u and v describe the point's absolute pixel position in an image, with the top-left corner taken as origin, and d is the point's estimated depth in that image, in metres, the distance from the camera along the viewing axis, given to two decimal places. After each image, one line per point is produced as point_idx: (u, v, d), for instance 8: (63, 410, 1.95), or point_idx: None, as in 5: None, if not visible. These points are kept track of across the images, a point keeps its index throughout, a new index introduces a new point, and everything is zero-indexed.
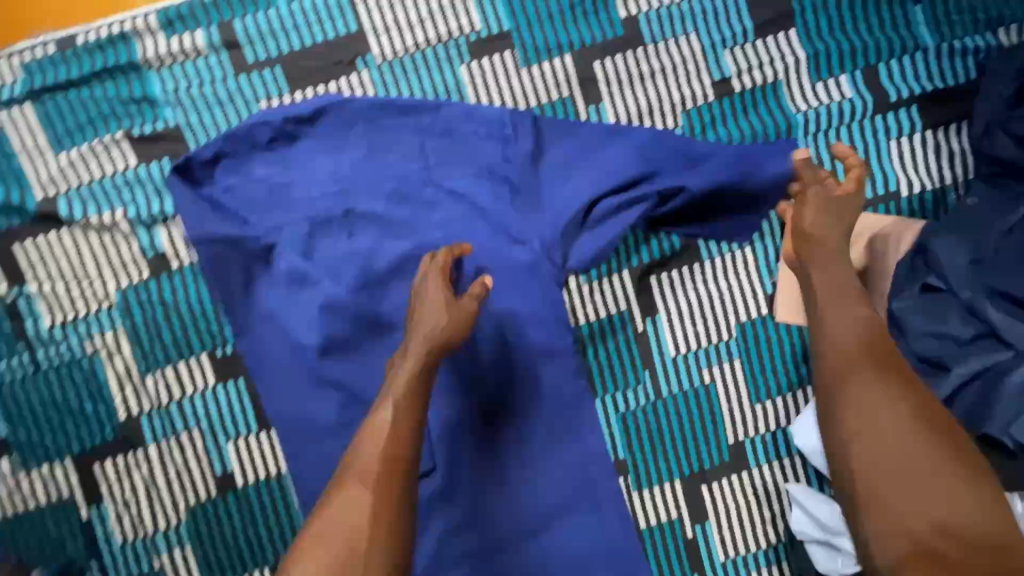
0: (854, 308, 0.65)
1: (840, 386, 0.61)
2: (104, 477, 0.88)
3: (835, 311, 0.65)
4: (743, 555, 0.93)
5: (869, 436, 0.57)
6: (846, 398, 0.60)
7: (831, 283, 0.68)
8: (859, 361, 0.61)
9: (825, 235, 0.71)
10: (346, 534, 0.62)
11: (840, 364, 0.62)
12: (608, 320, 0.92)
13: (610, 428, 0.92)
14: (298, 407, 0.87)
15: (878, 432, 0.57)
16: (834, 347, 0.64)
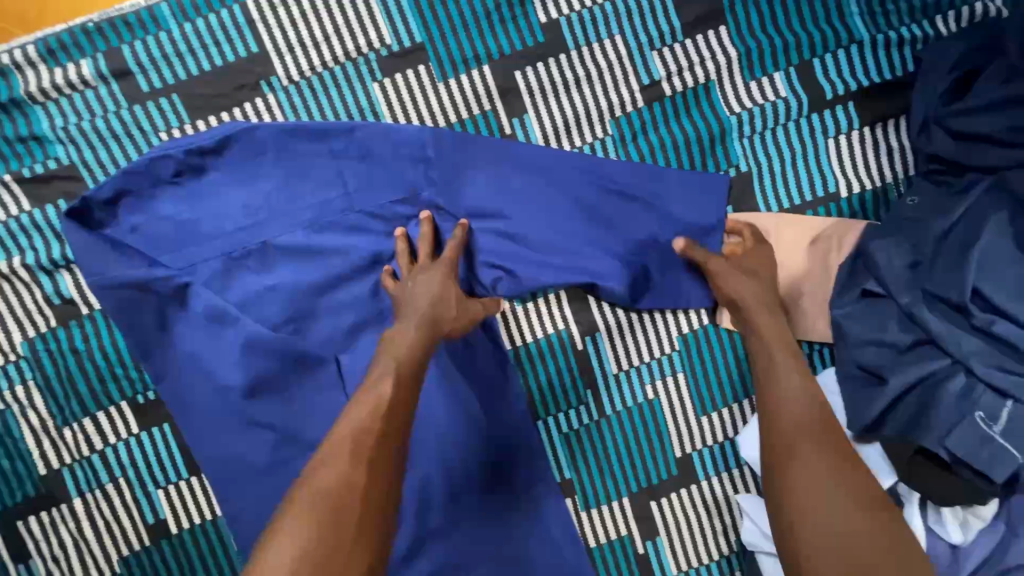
0: (795, 375, 0.71)
1: (791, 446, 0.64)
2: (31, 535, 0.84)
3: (783, 377, 0.71)
4: (696, 568, 0.91)
5: (809, 495, 0.58)
6: (789, 458, 0.62)
7: (776, 348, 0.74)
8: (799, 422, 0.66)
9: (748, 298, 0.78)
10: (338, 500, 0.56)
11: (787, 428, 0.65)
12: (547, 341, 0.88)
13: (555, 449, 0.90)
14: (226, 452, 0.84)
15: (819, 488, 0.59)
16: (777, 413, 0.68)
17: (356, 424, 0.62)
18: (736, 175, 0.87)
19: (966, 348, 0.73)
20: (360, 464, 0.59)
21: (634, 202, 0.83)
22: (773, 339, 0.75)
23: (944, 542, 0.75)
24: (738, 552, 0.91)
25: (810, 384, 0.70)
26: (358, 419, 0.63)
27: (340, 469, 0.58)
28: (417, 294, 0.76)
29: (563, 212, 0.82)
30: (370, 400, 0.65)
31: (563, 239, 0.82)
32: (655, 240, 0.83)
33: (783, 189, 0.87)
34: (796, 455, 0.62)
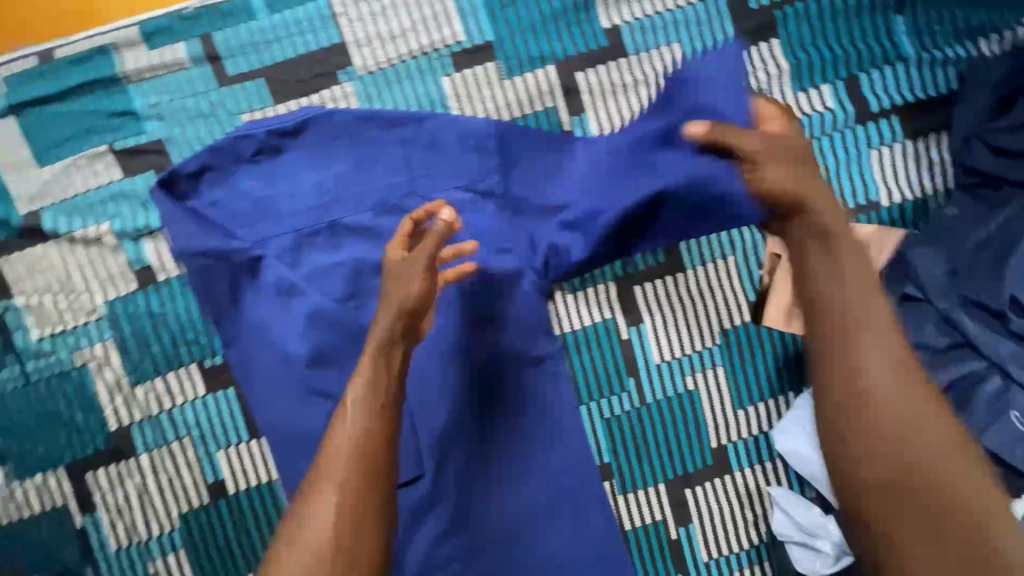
0: (859, 290, 0.54)
1: (866, 377, 0.51)
2: (98, 486, 0.89)
3: (845, 298, 0.54)
4: (726, 556, 0.95)
5: (901, 436, 0.50)
6: (874, 399, 0.51)
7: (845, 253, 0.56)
8: (884, 354, 0.52)
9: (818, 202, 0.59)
10: (346, 486, 0.58)
11: (863, 368, 0.52)
12: (594, 329, 0.93)
13: (596, 433, 0.94)
14: (286, 419, 0.87)
15: (896, 430, 0.50)
16: (845, 335, 0.53)
17: (342, 452, 0.60)
18: None
19: (1001, 352, 0.77)
20: (349, 496, 0.57)
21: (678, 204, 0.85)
22: (815, 252, 0.57)
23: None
24: (767, 542, 0.94)
25: (882, 299, 0.54)
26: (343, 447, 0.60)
27: (331, 506, 0.57)
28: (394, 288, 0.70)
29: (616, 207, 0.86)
30: (352, 421, 0.61)
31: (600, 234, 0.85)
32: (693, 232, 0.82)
33: (828, 195, 0.91)
34: (883, 400, 0.51)
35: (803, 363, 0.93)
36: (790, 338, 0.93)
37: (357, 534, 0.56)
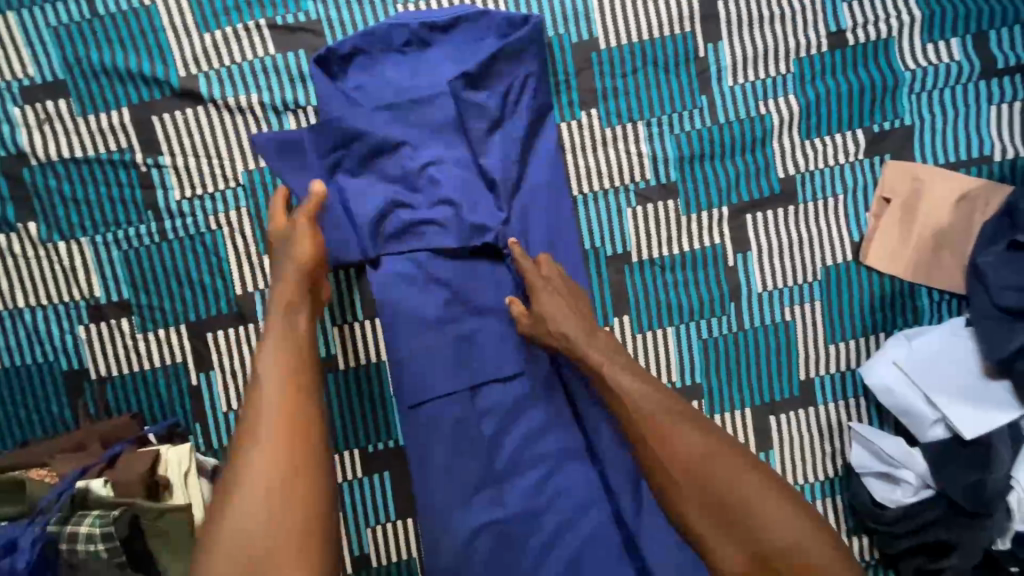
0: (621, 363, 0.83)
1: (637, 403, 0.80)
2: (216, 347, 0.92)
3: (605, 361, 0.84)
4: (801, 485, 0.99)
5: (699, 466, 0.74)
6: (658, 433, 0.77)
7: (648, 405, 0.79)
8: (641, 397, 0.80)
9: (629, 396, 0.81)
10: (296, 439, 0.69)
11: (643, 411, 0.79)
12: (701, 252, 0.96)
13: (692, 353, 0.97)
14: (402, 301, 0.92)
15: (728, 470, 0.74)
16: (613, 392, 0.82)
17: (271, 403, 0.72)
18: (900, 126, 0.94)
19: None
20: (281, 451, 0.68)
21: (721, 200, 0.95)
22: (601, 350, 0.84)
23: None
24: (845, 476, 0.98)
25: (627, 370, 0.82)
26: (273, 397, 0.72)
27: (271, 442, 0.69)
28: (291, 250, 0.83)
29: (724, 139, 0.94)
30: (270, 378, 0.74)
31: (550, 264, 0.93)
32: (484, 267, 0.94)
33: (941, 146, 0.94)
34: (663, 423, 0.77)
35: (898, 307, 0.96)
36: (888, 281, 0.96)
37: (291, 465, 0.68)
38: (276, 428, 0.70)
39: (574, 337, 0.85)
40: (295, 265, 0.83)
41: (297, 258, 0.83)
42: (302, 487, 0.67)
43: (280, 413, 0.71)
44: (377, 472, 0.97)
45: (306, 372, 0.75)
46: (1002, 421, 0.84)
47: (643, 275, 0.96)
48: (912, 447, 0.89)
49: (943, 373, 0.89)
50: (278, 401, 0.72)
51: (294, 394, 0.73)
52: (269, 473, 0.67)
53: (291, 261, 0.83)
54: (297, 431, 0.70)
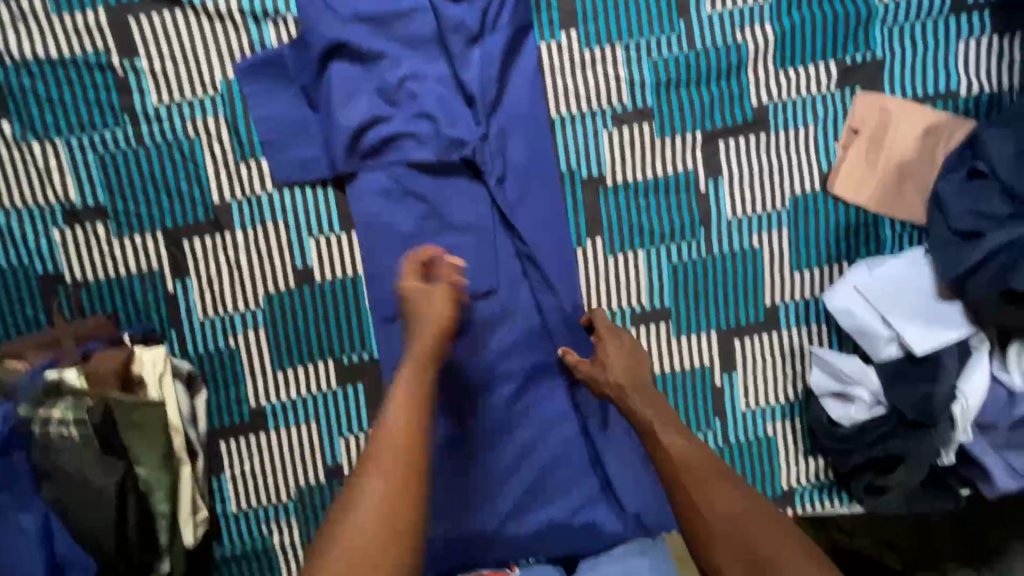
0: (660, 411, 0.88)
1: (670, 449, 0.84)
2: (192, 254, 0.93)
3: (650, 414, 0.88)
4: (761, 407, 1.03)
5: (744, 530, 0.76)
6: (687, 483, 0.80)
7: (688, 454, 0.82)
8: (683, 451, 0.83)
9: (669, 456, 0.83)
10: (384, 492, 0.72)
11: (681, 462, 0.82)
12: (674, 177, 0.97)
13: (661, 275, 1.00)
14: (378, 216, 0.94)
15: (760, 515, 0.76)
16: (659, 446, 0.84)
17: (394, 437, 0.75)
18: (871, 59, 0.97)
19: None
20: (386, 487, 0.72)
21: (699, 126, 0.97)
22: (647, 404, 0.89)
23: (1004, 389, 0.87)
24: (805, 399, 1.02)
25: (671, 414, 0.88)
26: (393, 424, 0.76)
27: (377, 483, 0.72)
28: (424, 319, 0.84)
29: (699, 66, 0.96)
30: (396, 414, 0.76)
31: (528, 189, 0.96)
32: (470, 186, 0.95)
33: (910, 79, 0.97)
34: (692, 471, 0.81)
35: (862, 236, 0.99)
36: (854, 210, 0.99)
37: (400, 491, 0.72)
38: (386, 451, 0.74)
39: (628, 388, 0.90)
40: (428, 327, 0.84)
41: (433, 325, 0.84)
42: (405, 508, 0.71)
43: (411, 446, 0.75)
44: (351, 383, 0.98)
45: (427, 396, 0.80)
46: (951, 338, 0.88)
47: (617, 197, 0.98)
48: (865, 364, 0.94)
49: (900, 295, 0.93)
50: (399, 404, 0.78)
51: (411, 436, 0.75)
52: (379, 502, 0.71)
53: (426, 332, 0.83)
54: (400, 489, 0.72)
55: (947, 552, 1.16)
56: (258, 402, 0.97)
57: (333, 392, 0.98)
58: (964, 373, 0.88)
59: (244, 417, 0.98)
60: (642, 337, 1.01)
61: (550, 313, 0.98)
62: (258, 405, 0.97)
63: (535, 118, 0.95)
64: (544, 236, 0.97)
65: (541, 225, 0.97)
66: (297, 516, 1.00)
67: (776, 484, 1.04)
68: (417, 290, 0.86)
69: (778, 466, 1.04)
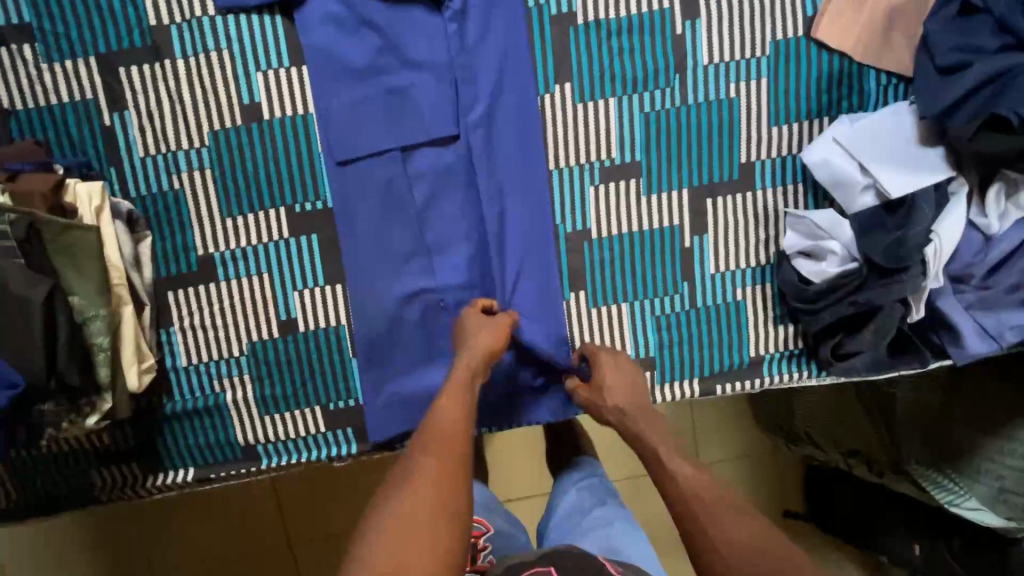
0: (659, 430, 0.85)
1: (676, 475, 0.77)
2: (129, 84, 0.87)
3: (658, 440, 0.84)
4: (732, 271, 0.99)
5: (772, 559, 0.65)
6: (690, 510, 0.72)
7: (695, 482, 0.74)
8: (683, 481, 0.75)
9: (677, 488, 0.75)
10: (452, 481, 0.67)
11: (692, 495, 0.73)
12: (648, 17, 0.91)
13: (632, 126, 0.94)
14: (330, 47, 0.88)
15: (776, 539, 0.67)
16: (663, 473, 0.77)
17: (444, 432, 0.74)
18: None
19: None
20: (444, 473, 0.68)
21: None
22: (653, 430, 0.85)
23: (979, 233, 0.87)
24: (777, 263, 0.99)
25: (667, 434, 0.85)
26: (445, 406, 0.78)
27: (434, 465, 0.69)
28: (477, 339, 0.89)
29: None
30: (449, 418, 0.76)
31: (493, 27, 0.90)
32: (433, 39, 0.89)
33: None
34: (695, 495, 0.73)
35: (844, 89, 0.94)
36: (837, 59, 0.93)
37: (443, 481, 0.67)
38: (444, 448, 0.72)
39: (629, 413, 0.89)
40: (480, 345, 0.88)
41: (481, 347, 0.88)
42: (456, 475, 0.69)
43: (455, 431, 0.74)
44: (304, 234, 0.94)
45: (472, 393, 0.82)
46: (925, 183, 0.85)
47: (587, 38, 0.91)
48: (839, 215, 0.90)
49: (879, 143, 0.89)
50: (449, 409, 0.78)
51: (458, 429, 0.75)
52: (444, 487, 0.66)
53: (477, 350, 0.87)
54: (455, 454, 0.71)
55: (913, 449, 1.21)
56: (206, 250, 0.93)
57: (285, 241, 0.93)
58: (939, 216, 0.86)
59: (193, 266, 0.93)
60: (612, 192, 0.96)
61: (513, 162, 0.94)
62: (206, 254, 0.93)
63: None
64: (508, 78, 0.92)
65: (505, 68, 0.92)
66: (251, 373, 0.97)
67: (744, 352, 1.01)
68: (476, 317, 0.93)
69: (747, 333, 1.01)
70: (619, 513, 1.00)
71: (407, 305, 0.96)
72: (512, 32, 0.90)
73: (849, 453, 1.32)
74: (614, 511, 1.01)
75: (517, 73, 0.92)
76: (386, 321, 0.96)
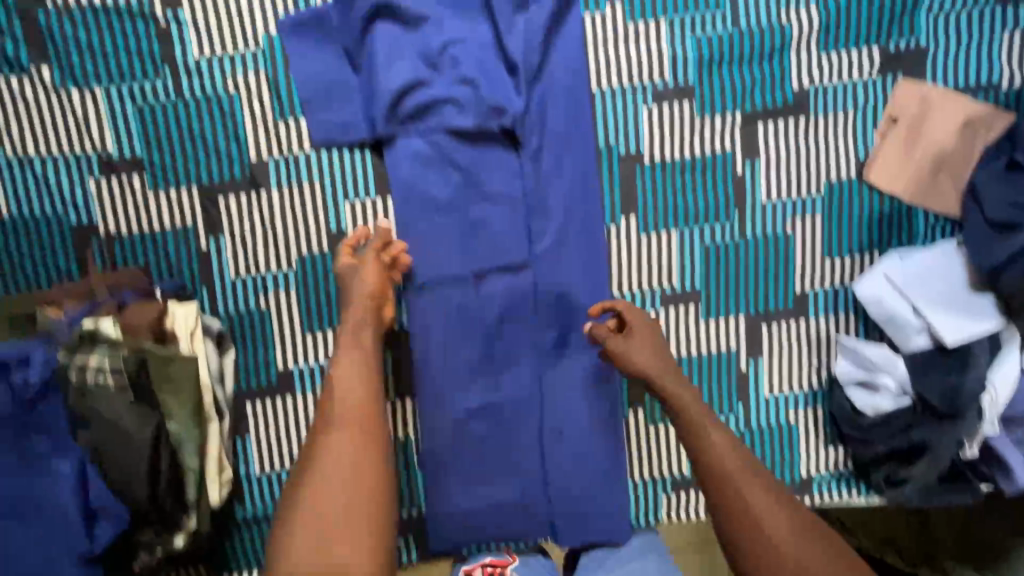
0: (689, 395, 0.87)
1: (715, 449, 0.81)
2: (227, 213, 0.93)
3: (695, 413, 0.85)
4: (784, 393, 1.03)
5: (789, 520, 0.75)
6: (735, 491, 0.77)
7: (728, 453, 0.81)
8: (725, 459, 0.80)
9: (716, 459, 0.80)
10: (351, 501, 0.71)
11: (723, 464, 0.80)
12: (711, 158, 0.97)
13: (693, 257, 0.99)
14: (414, 181, 0.94)
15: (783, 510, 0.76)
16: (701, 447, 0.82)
17: (348, 411, 0.78)
18: (915, 47, 0.96)
19: None
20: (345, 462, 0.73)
21: (743, 109, 0.96)
22: (681, 386, 0.88)
23: None
24: (828, 388, 1.03)
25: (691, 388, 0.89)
26: (336, 377, 0.81)
27: (336, 454, 0.74)
28: (361, 284, 0.88)
29: (744, 47, 0.95)
30: (348, 390, 0.80)
31: (566, 167, 0.96)
32: (509, 175, 0.95)
33: (954, 70, 0.96)
34: (746, 487, 0.77)
35: (894, 227, 1.00)
36: (888, 200, 0.99)
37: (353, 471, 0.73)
38: (356, 429, 0.76)
39: (658, 375, 0.89)
40: (360, 294, 0.88)
41: (366, 293, 0.88)
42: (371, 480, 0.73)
43: (359, 399, 0.79)
44: (380, 351, 0.99)
45: (371, 356, 0.84)
46: (981, 331, 0.89)
47: (653, 177, 0.97)
48: (893, 352, 0.95)
49: (935, 287, 0.93)
50: (359, 412, 0.78)
51: (362, 410, 0.78)
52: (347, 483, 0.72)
53: (359, 299, 0.88)
54: (370, 428, 0.77)
55: (945, 548, 1.09)
56: (286, 364, 0.97)
57: None
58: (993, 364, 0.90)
59: (272, 379, 0.98)
60: (672, 318, 1.00)
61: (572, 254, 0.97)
62: (287, 368, 0.97)
63: (575, 91, 0.94)
64: (577, 210, 0.97)
65: (575, 201, 0.97)
66: None
67: (796, 471, 1.04)
68: (346, 265, 0.90)
69: (799, 452, 1.04)
70: (652, 540, 1.01)
71: (472, 421, 1.00)
72: (584, 170, 0.96)
73: (881, 539, 1.15)
74: (646, 536, 1.01)
75: (586, 207, 0.97)
76: (452, 433, 1.00)
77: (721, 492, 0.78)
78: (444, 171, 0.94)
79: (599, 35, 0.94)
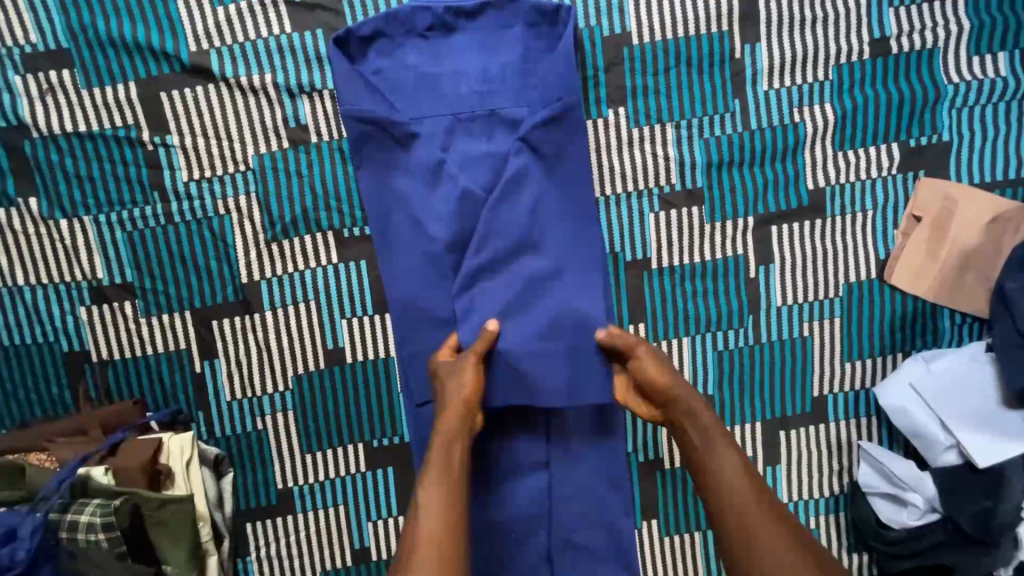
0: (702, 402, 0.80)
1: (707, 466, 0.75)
2: (221, 336, 0.90)
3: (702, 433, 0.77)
4: (805, 500, 0.97)
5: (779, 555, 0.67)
6: (749, 526, 0.70)
7: (734, 478, 0.73)
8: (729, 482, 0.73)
9: (723, 488, 0.73)
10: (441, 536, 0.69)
11: (730, 494, 0.72)
12: (722, 262, 0.93)
13: (706, 364, 0.94)
14: (412, 297, 0.88)
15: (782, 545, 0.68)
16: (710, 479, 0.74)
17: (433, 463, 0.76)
18: (937, 142, 0.91)
19: None
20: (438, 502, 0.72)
21: (754, 212, 0.92)
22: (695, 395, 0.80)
23: None
24: (852, 494, 0.96)
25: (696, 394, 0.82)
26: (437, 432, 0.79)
27: (430, 498, 0.72)
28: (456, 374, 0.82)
29: (754, 149, 0.91)
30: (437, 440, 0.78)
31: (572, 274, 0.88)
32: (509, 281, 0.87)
33: (979, 166, 0.91)
34: (753, 523, 0.70)
35: (918, 327, 0.94)
36: (911, 300, 0.93)
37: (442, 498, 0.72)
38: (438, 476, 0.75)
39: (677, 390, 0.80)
40: (453, 399, 0.81)
41: (462, 386, 0.81)
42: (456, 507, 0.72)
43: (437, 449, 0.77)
44: (381, 467, 0.94)
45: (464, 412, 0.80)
46: (1014, 452, 0.85)
47: (662, 284, 0.93)
48: (923, 471, 0.89)
49: (963, 402, 0.88)
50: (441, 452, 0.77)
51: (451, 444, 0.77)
52: (437, 521, 0.70)
53: (454, 394, 0.81)
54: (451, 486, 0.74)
55: None
56: (286, 484, 0.93)
57: (361, 474, 0.94)
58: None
59: (272, 499, 0.93)
60: None
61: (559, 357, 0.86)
62: (286, 487, 0.93)
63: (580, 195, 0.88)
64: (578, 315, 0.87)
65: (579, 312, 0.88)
66: None
67: None
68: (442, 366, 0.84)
69: None
70: None
71: (481, 540, 0.93)
72: (594, 278, 0.87)
73: None
74: None
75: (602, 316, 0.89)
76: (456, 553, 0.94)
77: (739, 526, 0.70)
78: (441, 283, 0.87)
79: (601, 141, 0.91)
